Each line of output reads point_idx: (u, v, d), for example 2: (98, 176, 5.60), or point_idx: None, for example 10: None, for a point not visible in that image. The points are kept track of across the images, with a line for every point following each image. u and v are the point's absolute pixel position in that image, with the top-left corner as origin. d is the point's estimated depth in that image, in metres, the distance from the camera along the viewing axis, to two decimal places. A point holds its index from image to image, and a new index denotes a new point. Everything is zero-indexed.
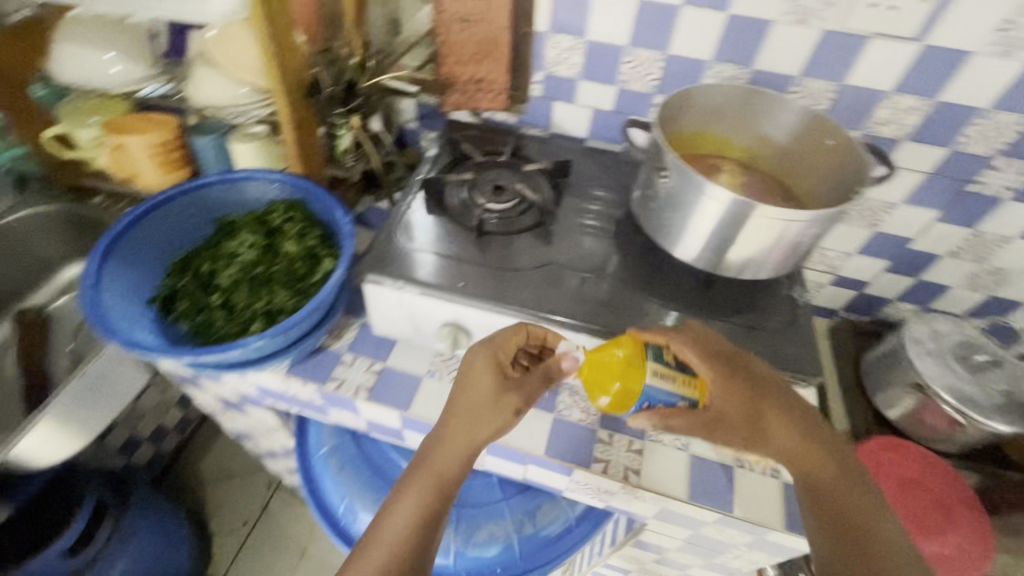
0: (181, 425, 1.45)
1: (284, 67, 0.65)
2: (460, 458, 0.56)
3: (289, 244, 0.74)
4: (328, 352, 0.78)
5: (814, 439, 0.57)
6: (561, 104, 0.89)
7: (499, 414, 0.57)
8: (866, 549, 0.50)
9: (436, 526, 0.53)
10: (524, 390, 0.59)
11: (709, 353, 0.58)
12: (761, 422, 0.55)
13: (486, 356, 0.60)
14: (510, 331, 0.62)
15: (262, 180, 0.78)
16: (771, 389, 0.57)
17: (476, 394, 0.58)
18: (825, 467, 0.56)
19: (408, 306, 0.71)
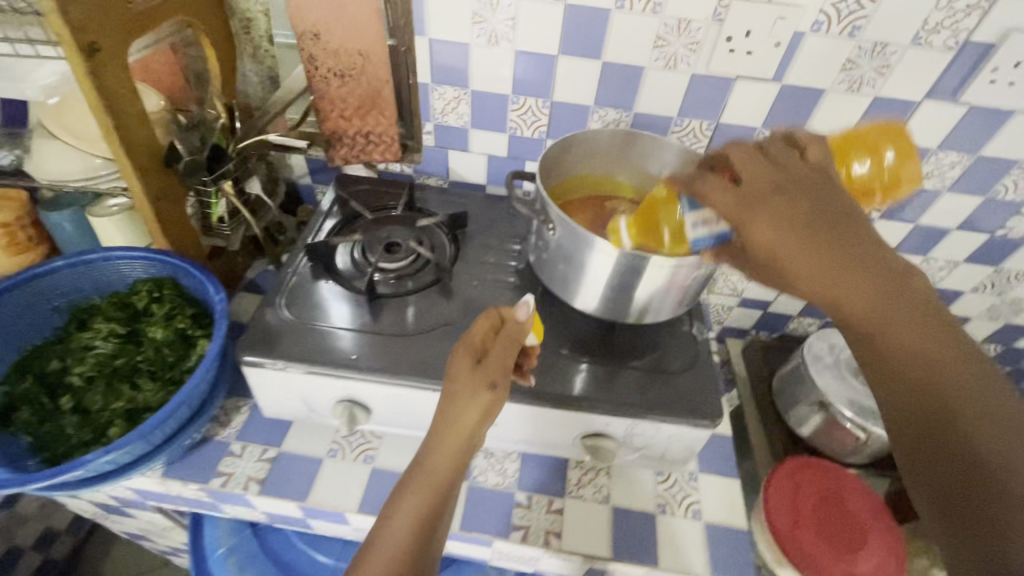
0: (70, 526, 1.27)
1: (129, 139, 0.59)
2: (449, 458, 0.50)
3: (155, 330, 0.66)
4: (213, 443, 0.70)
5: (930, 319, 0.40)
6: (455, 152, 0.87)
7: (477, 398, 0.51)
8: (1001, 469, 0.35)
9: (434, 536, 0.48)
10: (497, 368, 0.53)
11: (769, 204, 0.42)
12: (838, 271, 0.40)
13: (462, 349, 0.54)
14: (479, 321, 0.55)
15: (121, 260, 0.70)
16: (841, 230, 0.41)
17: (453, 388, 0.52)
18: (937, 346, 0.39)
19: (296, 386, 0.65)
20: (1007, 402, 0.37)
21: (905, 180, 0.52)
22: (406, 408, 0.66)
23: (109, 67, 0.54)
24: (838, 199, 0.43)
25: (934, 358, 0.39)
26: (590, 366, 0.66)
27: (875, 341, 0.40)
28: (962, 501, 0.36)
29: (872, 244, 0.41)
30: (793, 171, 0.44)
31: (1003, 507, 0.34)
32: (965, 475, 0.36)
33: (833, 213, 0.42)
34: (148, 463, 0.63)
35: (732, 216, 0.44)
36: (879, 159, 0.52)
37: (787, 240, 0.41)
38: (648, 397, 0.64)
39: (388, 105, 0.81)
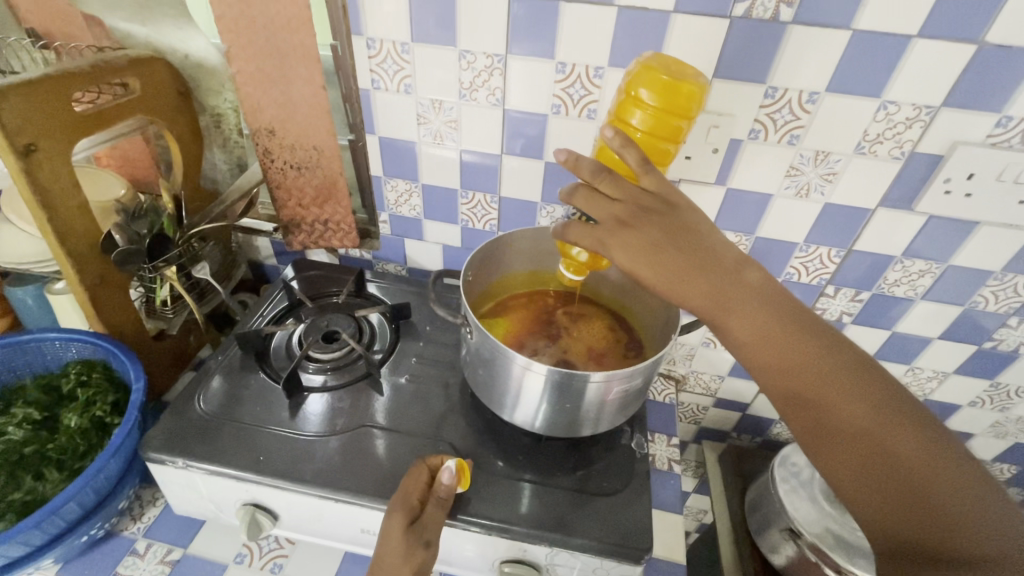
0: None
1: (65, 228, 0.61)
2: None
3: (70, 416, 0.65)
4: (118, 539, 0.66)
5: (788, 316, 0.45)
6: (412, 241, 0.87)
7: (412, 562, 0.50)
8: (889, 454, 0.41)
9: None
10: (433, 528, 0.53)
11: (637, 239, 0.46)
12: (703, 288, 0.45)
13: (396, 508, 0.54)
14: (412, 475, 0.56)
15: (55, 341, 0.70)
16: (700, 252, 0.46)
17: (386, 549, 0.51)
18: (804, 352, 0.44)
19: (200, 485, 0.62)
20: (866, 378, 0.44)
21: (677, 89, 0.48)
22: (314, 515, 0.61)
23: (47, 164, 0.58)
24: (691, 222, 0.47)
25: (805, 357, 0.44)
26: (512, 480, 0.62)
27: (754, 350, 0.45)
28: (867, 485, 0.41)
29: (724, 262, 0.46)
30: (644, 198, 0.47)
31: (903, 482, 0.40)
32: (865, 467, 0.41)
33: (690, 237, 0.46)
34: (31, 564, 0.57)
35: (613, 255, 0.47)
36: (649, 107, 0.50)
37: (664, 277, 0.46)
38: (567, 515, 0.58)
39: (344, 194, 0.83)
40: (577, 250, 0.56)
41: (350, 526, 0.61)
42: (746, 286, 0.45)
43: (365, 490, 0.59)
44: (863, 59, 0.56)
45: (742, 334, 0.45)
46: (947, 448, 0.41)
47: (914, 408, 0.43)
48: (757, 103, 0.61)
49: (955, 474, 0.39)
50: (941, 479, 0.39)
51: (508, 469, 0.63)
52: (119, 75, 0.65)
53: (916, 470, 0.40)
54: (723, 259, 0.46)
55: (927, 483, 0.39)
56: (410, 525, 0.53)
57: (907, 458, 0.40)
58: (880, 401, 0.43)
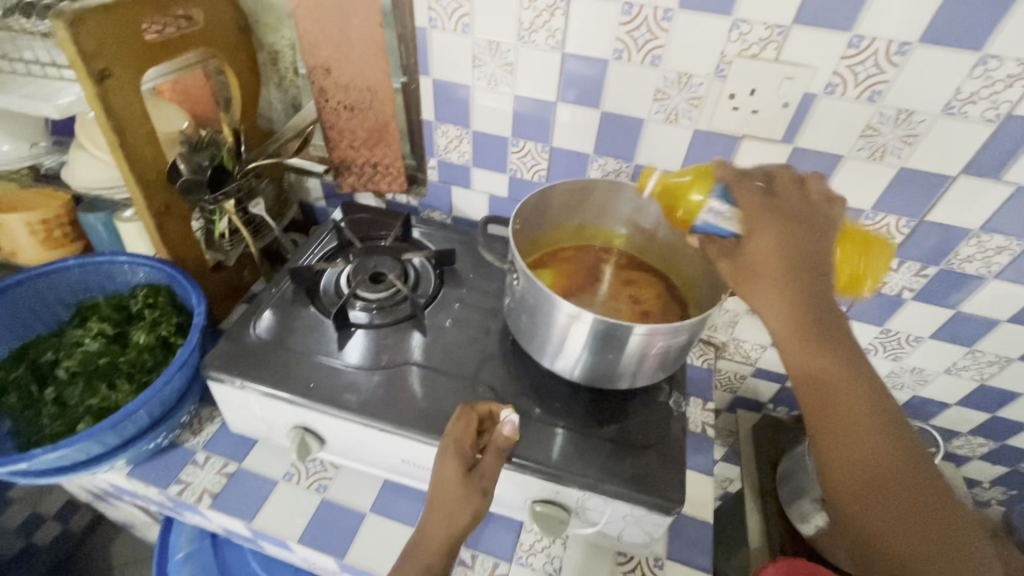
0: (63, 512, 1.39)
1: (135, 154, 0.64)
2: (438, 548, 0.54)
3: (140, 333, 0.70)
4: (180, 450, 0.72)
5: (852, 353, 0.45)
6: (458, 189, 0.87)
7: (468, 509, 0.54)
8: (911, 501, 0.41)
9: None
10: (484, 475, 0.56)
11: (781, 245, 0.46)
12: (799, 301, 0.45)
13: (449, 455, 0.56)
14: (463, 420, 0.57)
15: (125, 264, 0.75)
16: (818, 274, 0.46)
17: (442, 492, 0.55)
18: (856, 389, 0.43)
19: (255, 406, 0.66)
20: (899, 429, 0.43)
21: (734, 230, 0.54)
22: (359, 442, 0.65)
23: (118, 91, 0.60)
24: (823, 247, 0.47)
25: (853, 395, 0.43)
26: (548, 427, 0.63)
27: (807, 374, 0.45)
28: (888, 525, 0.41)
29: (824, 290, 0.46)
30: (812, 215, 0.48)
31: (916, 525, 0.40)
32: (887, 510, 0.41)
33: (814, 264, 0.46)
34: (107, 462, 0.63)
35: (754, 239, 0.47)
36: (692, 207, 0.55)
37: (772, 282, 0.46)
38: (601, 469, 0.59)
39: (394, 138, 0.83)
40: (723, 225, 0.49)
41: (392, 455, 0.64)
42: (835, 316, 0.45)
43: (408, 423, 0.61)
44: (966, 5, 0.51)
45: (811, 356, 0.44)
46: (959, 514, 0.41)
47: (933, 470, 0.42)
48: (839, 54, 0.57)
49: (958, 537, 0.40)
50: (947, 534, 0.40)
51: (543, 415, 0.64)
52: (184, 5, 0.66)
53: (928, 518, 0.40)
54: (825, 288, 0.46)
55: (932, 532, 0.40)
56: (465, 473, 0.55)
57: (923, 508, 0.41)
58: (909, 456, 0.42)
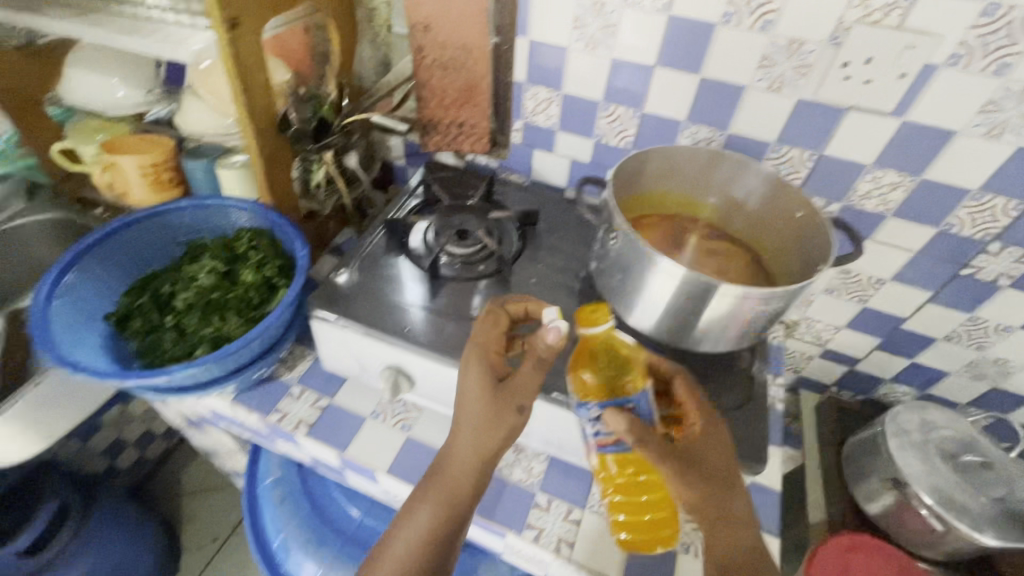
0: (144, 439, 1.52)
1: (253, 101, 0.68)
2: (469, 462, 0.56)
3: (248, 273, 0.75)
4: (278, 383, 0.78)
5: (731, 492, 0.54)
6: (541, 152, 0.88)
7: (504, 420, 0.56)
8: None
9: (453, 532, 0.55)
10: (518, 388, 0.57)
11: (716, 451, 0.54)
12: (713, 468, 0.53)
13: (478, 356, 0.58)
14: (488, 322, 0.61)
15: (232, 208, 0.80)
16: (729, 448, 0.54)
17: (468, 396, 0.56)
18: (739, 513, 0.54)
19: (352, 345, 0.71)
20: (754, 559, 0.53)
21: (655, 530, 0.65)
22: (448, 385, 0.69)
23: (244, 39, 0.63)
24: (725, 441, 0.55)
25: (742, 512, 0.54)
26: None
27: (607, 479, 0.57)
28: None
29: (723, 453, 0.54)
30: (716, 427, 0.56)
31: None
32: None
33: (711, 449, 0.54)
34: (221, 386, 0.69)
35: (688, 437, 0.55)
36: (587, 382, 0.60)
37: (709, 445, 0.54)
38: (680, 427, 0.61)
39: (483, 98, 0.84)
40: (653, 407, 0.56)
41: None
42: (708, 484, 0.53)
43: None
44: None
45: (691, 493, 0.52)
46: None
47: None
48: (970, 23, 0.55)
49: None
50: None
51: None
52: None
53: None
54: (724, 458, 0.54)
55: None
56: (496, 386, 0.57)
57: None
58: None
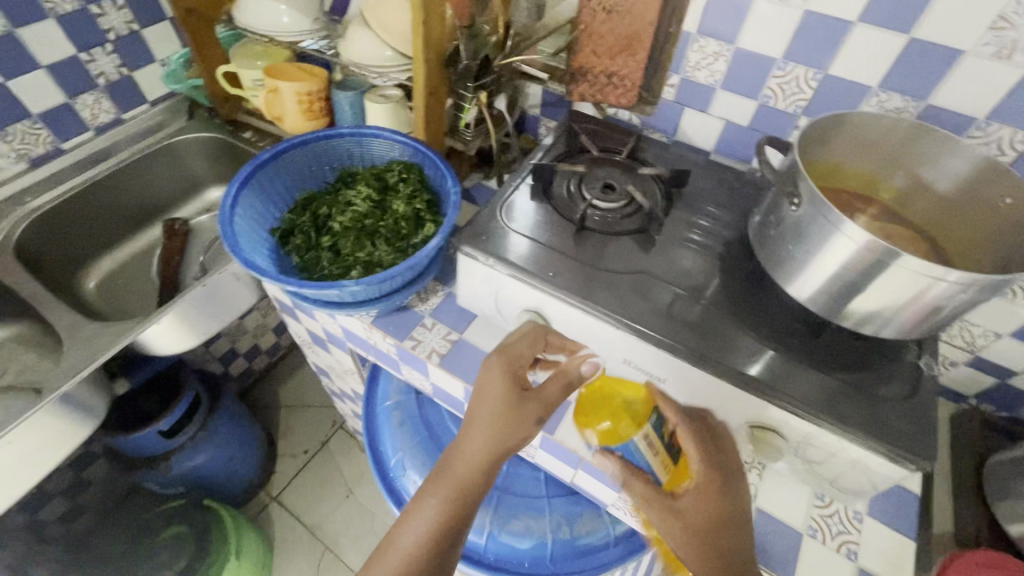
0: (253, 352, 1.66)
1: (428, 34, 0.69)
2: (481, 463, 0.57)
3: (398, 204, 0.78)
4: (412, 312, 0.82)
5: (726, 520, 0.56)
6: (692, 112, 0.84)
7: (522, 423, 0.58)
8: None
9: (458, 534, 0.55)
10: (540, 399, 0.60)
11: (705, 485, 0.57)
12: (704, 490, 0.57)
13: (506, 364, 0.61)
14: (528, 339, 0.64)
15: (386, 140, 0.83)
16: (722, 470, 0.59)
17: (490, 399, 0.59)
18: (735, 543, 0.56)
19: (494, 284, 0.72)
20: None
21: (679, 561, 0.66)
22: (585, 337, 0.68)
23: None
24: (722, 457, 0.60)
25: (738, 544, 0.56)
26: (782, 357, 0.63)
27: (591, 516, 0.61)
28: None
29: (721, 474, 0.58)
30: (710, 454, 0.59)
31: None
32: None
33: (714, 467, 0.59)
34: (370, 307, 0.74)
35: (685, 496, 0.58)
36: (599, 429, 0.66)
37: (700, 474, 0.58)
38: (831, 405, 0.59)
39: (642, 48, 0.81)
40: (652, 459, 0.62)
41: (614, 353, 0.68)
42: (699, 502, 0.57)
43: (645, 326, 0.64)
44: None
45: (688, 517, 0.56)
46: None
47: None
48: None
49: None
50: None
51: (776, 345, 0.64)
52: None
53: None
54: (724, 475, 0.59)
55: None
56: (520, 393, 0.60)
57: None
58: None
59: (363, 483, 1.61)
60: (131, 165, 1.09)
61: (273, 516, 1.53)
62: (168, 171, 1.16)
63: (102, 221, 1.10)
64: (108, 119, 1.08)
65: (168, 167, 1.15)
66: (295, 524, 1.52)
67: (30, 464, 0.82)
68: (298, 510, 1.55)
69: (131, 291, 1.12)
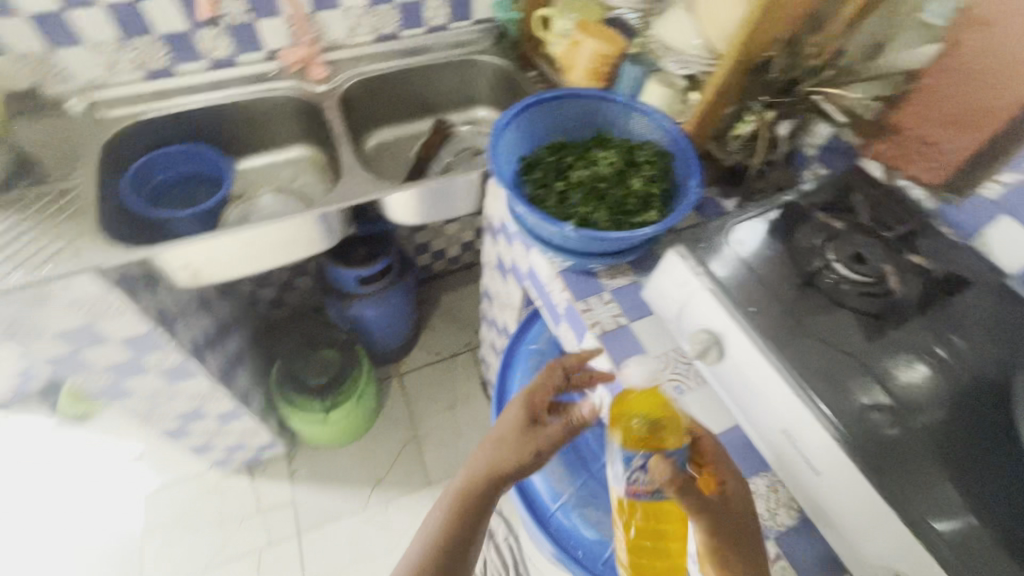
0: (438, 253, 1.88)
1: (751, 35, 0.72)
2: (488, 483, 0.66)
3: (635, 181, 0.81)
4: (595, 281, 0.85)
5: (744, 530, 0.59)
6: (1012, 222, 0.71)
7: (528, 451, 0.67)
8: None
9: (466, 539, 0.64)
10: (547, 434, 0.69)
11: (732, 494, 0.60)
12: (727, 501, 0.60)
13: (524, 400, 0.73)
14: (547, 371, 0.75)
15: (651, 122, 0.86)
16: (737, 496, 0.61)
17: (507, 428, 0.70)
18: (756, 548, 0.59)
19: (684, 292, 0.70)
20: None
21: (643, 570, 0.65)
22: (750, 387, 0.64)
23: None
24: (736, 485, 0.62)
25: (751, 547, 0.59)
26: (982, 531, 0.53)
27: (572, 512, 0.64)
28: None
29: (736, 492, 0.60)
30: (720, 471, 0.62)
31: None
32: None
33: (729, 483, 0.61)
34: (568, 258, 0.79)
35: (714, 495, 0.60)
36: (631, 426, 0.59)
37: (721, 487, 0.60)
38: None
39: (989, 129, 0.71)
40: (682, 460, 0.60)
41: (774, 420, 0.62)
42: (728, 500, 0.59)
43: (829, 411, 0.58)
44: None
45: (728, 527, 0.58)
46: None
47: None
48: None
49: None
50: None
51: (981, 517, 0.53)
52: None
53: None
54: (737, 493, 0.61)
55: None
56: (530, 426, 0.70)
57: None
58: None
59: (465, 405, 1.76)
60: (437, 65, 1.28)
61: (391, 387, 1.77)
62: (458, 81, 1.33)
63: (399, 100, 1.31)
64: (437, 25, 1.26)
65: (460, 78, 1.33)
66: (403, 402, 1.74)
67: (282, 251, 1.04)
68: (410, 394, 1.76)
69: (390, 162, 1.34)
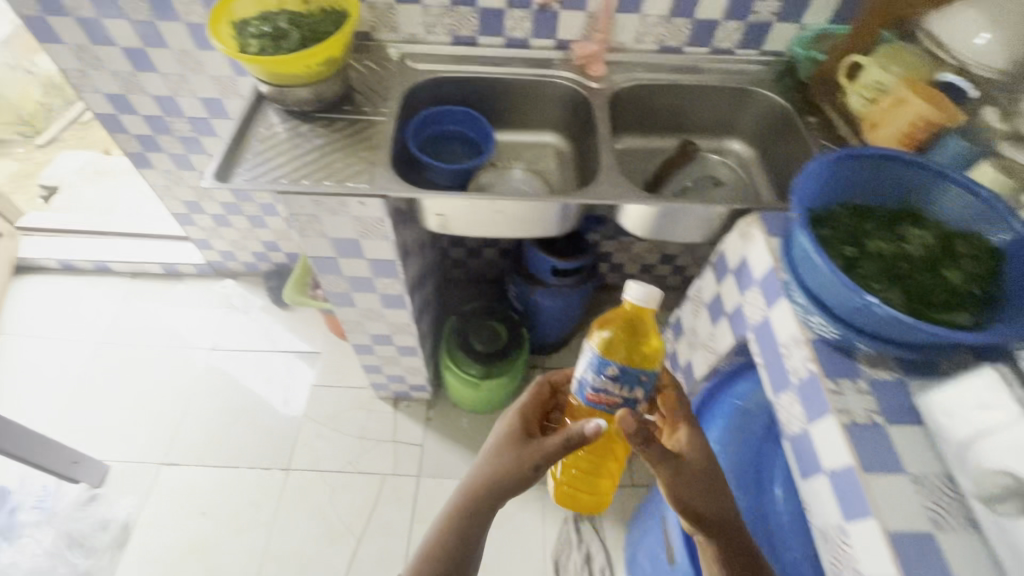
0: (619, 265, 1.86)
1: None
2: (483, 486, 0.79)
3: (952, 273, 0.71)
4: (853, 364, 0.75)
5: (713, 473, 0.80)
6: None
7: (518, 461, 0.79)
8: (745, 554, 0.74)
9: (460, 553, 0.78)
10: (533, 447, 0.80)
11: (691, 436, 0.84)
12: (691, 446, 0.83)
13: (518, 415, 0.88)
14: (533, 395, 0.92)
15: (987, 214, 0.74)
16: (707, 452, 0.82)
17: (506, 435, 0.84)
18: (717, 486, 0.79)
19: (991, 424, 0.65)
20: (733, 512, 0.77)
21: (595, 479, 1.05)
22: None
23: None
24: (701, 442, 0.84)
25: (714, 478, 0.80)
26: None
27: (560, 454, 0.77)
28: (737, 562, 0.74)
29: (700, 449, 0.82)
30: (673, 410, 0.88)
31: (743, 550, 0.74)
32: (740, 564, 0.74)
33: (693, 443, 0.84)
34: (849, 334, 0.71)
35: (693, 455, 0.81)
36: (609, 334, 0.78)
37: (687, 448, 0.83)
38: None
39: None
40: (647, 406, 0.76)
41: None
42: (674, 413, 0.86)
43: None
44: None
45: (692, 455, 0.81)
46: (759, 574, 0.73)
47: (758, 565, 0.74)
48: None
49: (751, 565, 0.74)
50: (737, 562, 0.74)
51: None
52: None
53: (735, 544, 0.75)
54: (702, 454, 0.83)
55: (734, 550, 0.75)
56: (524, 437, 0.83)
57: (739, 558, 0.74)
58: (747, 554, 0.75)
59: None
60: (707, 88, 1.24)
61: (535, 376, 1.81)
62: (722, 108, 1.28)
63: (656, 113, 1.30)
64: (723, 48, 1.22)
65: (726, 106, 1.27)
66: None
67: (516, 226, 1.08)
68: None
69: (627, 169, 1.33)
